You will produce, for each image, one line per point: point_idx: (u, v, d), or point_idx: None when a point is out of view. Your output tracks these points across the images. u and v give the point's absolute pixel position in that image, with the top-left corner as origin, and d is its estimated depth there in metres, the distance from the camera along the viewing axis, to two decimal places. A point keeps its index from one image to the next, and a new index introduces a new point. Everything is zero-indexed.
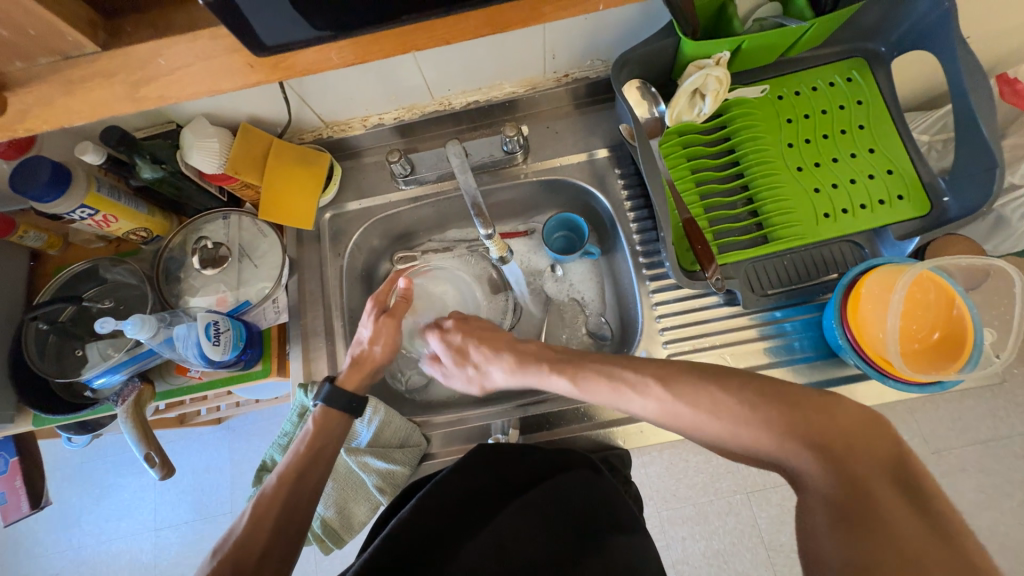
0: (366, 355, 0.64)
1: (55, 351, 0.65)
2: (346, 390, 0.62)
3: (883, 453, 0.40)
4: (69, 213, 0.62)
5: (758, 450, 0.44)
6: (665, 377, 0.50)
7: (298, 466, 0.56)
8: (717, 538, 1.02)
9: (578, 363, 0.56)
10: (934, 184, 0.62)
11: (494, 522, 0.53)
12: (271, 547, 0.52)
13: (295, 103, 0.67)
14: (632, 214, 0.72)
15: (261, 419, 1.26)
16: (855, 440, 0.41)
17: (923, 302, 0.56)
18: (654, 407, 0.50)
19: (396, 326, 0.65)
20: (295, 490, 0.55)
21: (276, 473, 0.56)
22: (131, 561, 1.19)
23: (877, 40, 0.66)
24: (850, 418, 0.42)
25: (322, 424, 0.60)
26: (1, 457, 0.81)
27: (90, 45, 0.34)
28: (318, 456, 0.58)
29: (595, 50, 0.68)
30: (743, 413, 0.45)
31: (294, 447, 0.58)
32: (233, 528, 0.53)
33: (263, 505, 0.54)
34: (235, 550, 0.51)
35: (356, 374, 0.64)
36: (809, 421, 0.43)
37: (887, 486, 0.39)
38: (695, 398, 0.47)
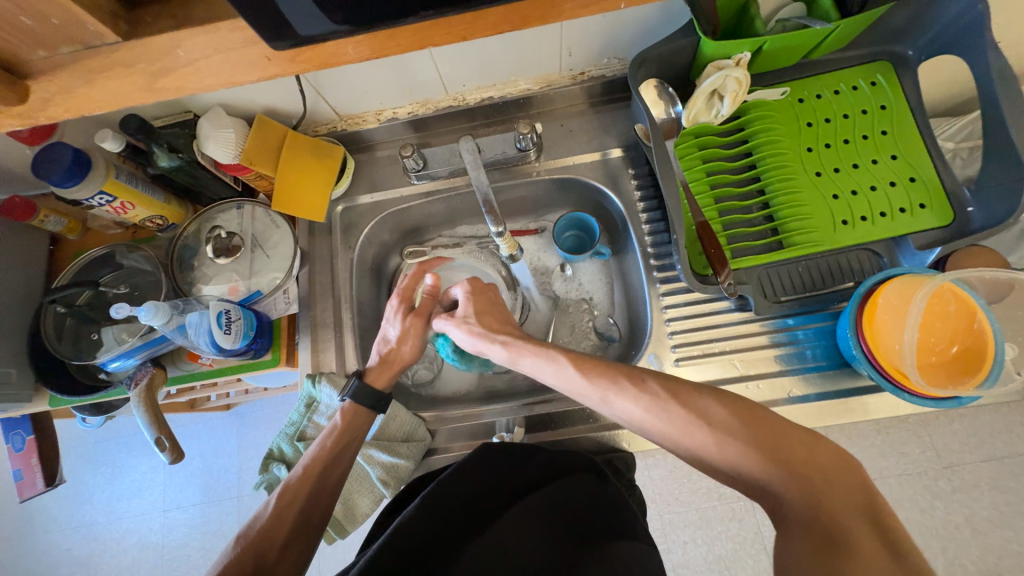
0: (394, 355, 0.65)
1: (72, 334, 0.67)
2: (378, 387, 0.63)
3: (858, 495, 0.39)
4: (88, 199, 0.63)
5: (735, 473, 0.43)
6: (659, 394, 0.48)
7: (324, 458, 0.57)
8: (719, 544, 1.02)
9: (583, 366, 0.53)
10: (958, 194, 0.60)
11: (495, 526, 0.53)
12: (293, 537, 0.52)
13: (310, 96, 0.68)
14: (644, 215, 0.71)
15: (269, 407, 1.28)
16: (834, 476, 0.40)
17: (943, 315, 0.55)
18: (645, 417, 0.48)
19: (423, 326, 0.66)
20: (319, 483, 0.56)
21: (300, 465, 0.57)
22: (140, 540, 1.22)
23: (905, 43, 0.64)
24: (826, 454, 0.41)
25: (348, 421, 0.60)
26: (18, 435, 0.83)
27: (110, 36, 0.34)
28: (344, 451, 0.58)
29: (612, 48, 0.67)
30: (724, 437, 0.44)
31: (319, 441, 0.58)
32: (258, 514, 0.54)
33: (287, 497, 0.54)
34: (257, 537, 0.51)
35: (385, 373, 0.64)
36: (786, 450, 0.42)
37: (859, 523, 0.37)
38: (675, 413, 0.46)
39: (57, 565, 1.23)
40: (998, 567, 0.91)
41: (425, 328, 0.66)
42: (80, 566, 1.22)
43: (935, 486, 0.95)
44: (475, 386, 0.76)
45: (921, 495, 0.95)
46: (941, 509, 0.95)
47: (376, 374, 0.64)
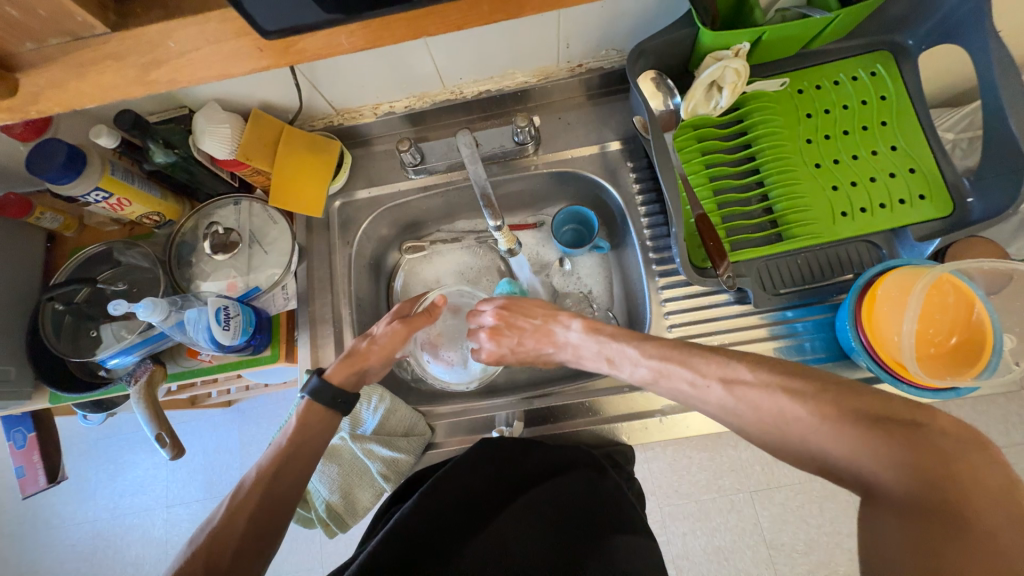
0: (361, 351, 0.64)
1: (71, 332, 0.67)
2: (332, 383, 0.61)
3: (991, 480, 0.35)
4: (84, 196, 0.62)
5: (831, 459, 0.42)
6: (729, 377, 0.50)
7: (274, 462, 0.56)
8: (719, 535, 1.02)
9: (637, 355, 0.57)
10: (957, 185, 0.60)
11: (494, 524, 0.54)
12: (244, 544, 0.52)
13: (306, 90, 0.67)
14: (643, 208, 0.71)
15: (270, 403, 1.28)
16: (962, 460, 0.36)
17: (942, 306, 0.55)
18: (724, 404, 0.49)
19: (407, 334, 0.66)
20: (271, 485, 0.55)
21: (254, 469, 0.56)
22: (144, 535, 1.23)
23: (905, 33, 0.63)
24: (949, 433, 0.38)
25: (302, 421, 0.60)
26: (20, 432, 0.84)
27: (100, 27, 0.33)
28: (297, 451, 0.58)
29: (610, 39, 0.66)
30: (816, 423, 0.43)
31: (274, 440, 0.58)
32: (210, 519, 0.54)
33: (239, 500, 0.54)
34: (207, 541, 0.51)
35: (344, 369, 0.62)
36: (892, 432, 0.39)
37: (992, 511, 0.33)
38: (757, 398, 0.47)
39: (61, 561, 1.24)
40: None
41: (405, 339, 0.65)
42: (85, 562, 1.23)
43: None
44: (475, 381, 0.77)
45: None
46: None
47: (332, 369, 0.62)
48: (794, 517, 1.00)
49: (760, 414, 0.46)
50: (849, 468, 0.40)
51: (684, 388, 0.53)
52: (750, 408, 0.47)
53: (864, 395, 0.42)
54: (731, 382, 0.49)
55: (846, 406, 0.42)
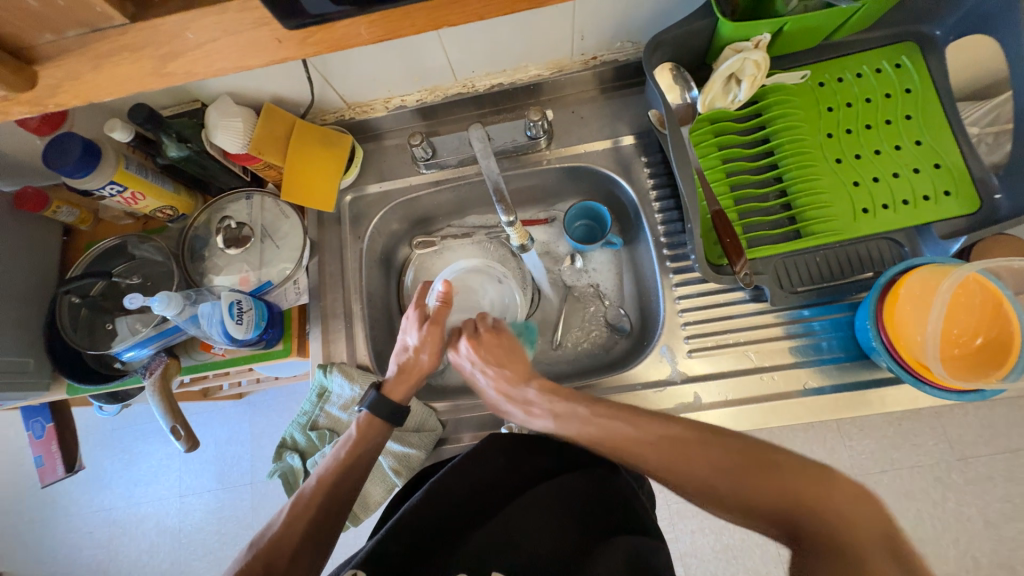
0: (411, 363, 0.63)
1: (88, 324, 0.68)
2: (394, 400, 0.61)
3: (875, 527, 0.39)
4: (99, 190, 0.63)
5: (754, 505, 0.44)
6: (670, 433, 0.49)
7: (335, 474, 0.57)
8: (727, 533, 1.02)
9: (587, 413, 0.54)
10: (985, 180, 0.58)
11: (500, 515, 0.53)
12: (304, 547, 0.53)
13: (318, 83, 0.67)
14: (657, 204, 0.70)
15: (281, 395, 1.29)
16: (843, 507, 0.40)
17: (966, 306, 0.53)
18: (654, 456, 0.48)
19: (440, 335, 0.63)
20: (330, 496, 0.56)
21: (314, 478, 0.57)
22: (158, 524, 1.25)
23: (933, 23, 0.61)
24: (835, 484, 0.42)
25: (363, 433, 0.60)
26: (38, 422, 0.85)
27: (117, 17, 0.32)
28: (357, 461, 0.58)
29: (625, 31, 0.65)
30: (731, 462, 0.46)
31: (336, 452, 0.58)
32: (270, 523, 0.55)
33: (299, 507, 0.55)
34: (267, 547, 0.52)
35: (402, 385, 0.62)
36: (765, 479, 0.44)
37: (877, 551, 0.38)
38: (693, 457, 0.47)
39: (79, 547, 1.27)
40: (1011, 561, 0.90)
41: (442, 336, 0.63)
42: (101, 548, 1.26)
43: (947, 478, 0.94)
44: None
45: (934, 486, 0.94)
46: (953, 501, 0.94)
47: (393, 385, 0.62)
48: None
49: (680, 463, 0.47)
50: (770, 515, 0.43)
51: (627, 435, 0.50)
52: (684, 460, 0.47)
53: (774, 453, 0.45)
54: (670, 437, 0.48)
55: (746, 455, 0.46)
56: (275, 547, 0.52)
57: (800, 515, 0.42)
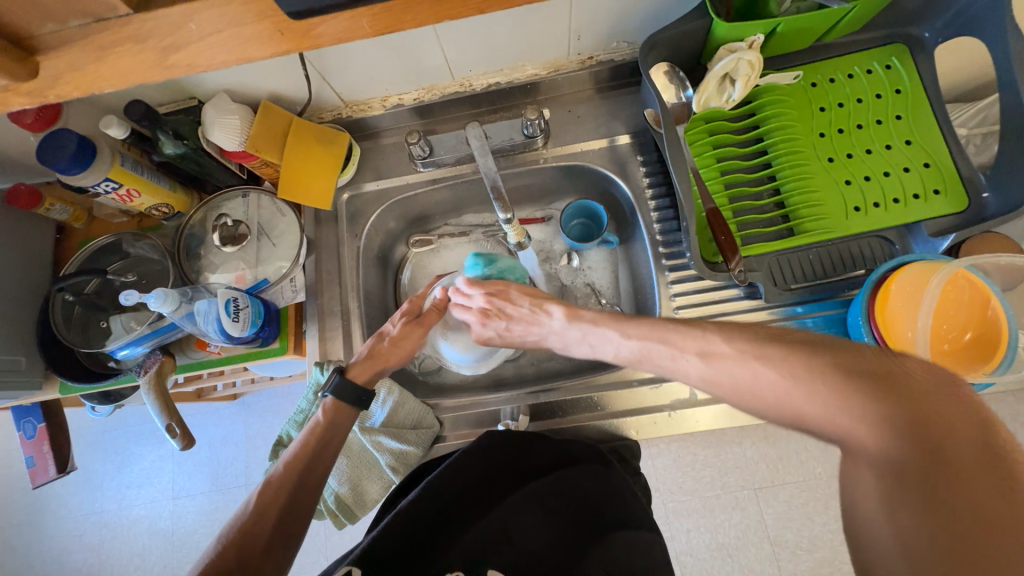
0: (380, 349, 0.63)
1: (81, 322, 0.67)
2: (354, 383, 0.60)
3: (970, 428, 0.30)
4: (94, 186, 0.63)
5: (810, 422, 0.36)
6: (706, 349, 0.44)
7: (303, 458, 0.56)
8: (723, 532, 1.02)
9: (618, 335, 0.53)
10: (973, 179, 0.59)
11: (496, 510, 0.54)
12: (275, 536, 0.52)
13: (315, 81, 0.67)
14: (653, 202, 0.70)
15: (276, 396, 1.29)
16: (940, 415, 0.31)
17: (956, 301, 0.54)
18: (699, 370, 0.44)
19: (422, 335, 0.65)
20: (299, 482, 0.55)
21: (280, 463, 0.56)
22: (150, 527, 1.24)
23: (922, 25, 0.62)
24: (912, 381, 0.33)
25: (330, 419, 0.59)
26: (30, 422, 0.84)
27: (123, 8, 0.32)
28: (324, 448, 0.57)
29: (622, 31, 0.66)
30: (795, 368, 0.37)
31: (301, 436, 0.57)
32: (239, 513, 0.53)
33: (267, 494, 0.53)
34: (238, 536, 0.51)
35: (368, 368, 0.62)
36: (857, 385, 0.34)
37: (971, 459, 0.29)
38: (734, 371, 0.41)
39: (69, 551, 1.25)
40: None
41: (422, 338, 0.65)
42: (92, 552, 1.24)
43: None
44: (482, 374, 0.76)
45: None
46: None
47: (354, 370, 0.61)
48: (798, 514, 1.00)
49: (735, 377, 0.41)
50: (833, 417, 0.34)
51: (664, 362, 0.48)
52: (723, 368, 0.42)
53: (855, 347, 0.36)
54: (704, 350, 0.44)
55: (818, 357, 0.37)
56: (245, 538, 0.51)
57: (884, 433, 0.32)
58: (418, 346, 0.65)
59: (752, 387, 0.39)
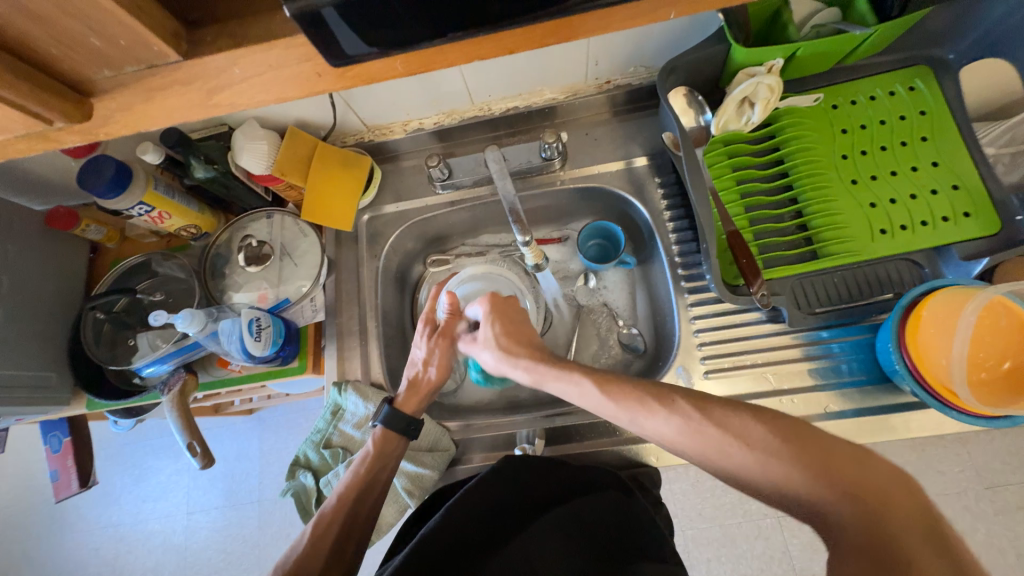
0: (421, 377, 0.64)
1: (110, 339, 0.69)
2: (405, 412, 0.62)
3: (914, 514, 0.35)
4: (128, 210, 0.65)
5: (788, 497, 0.39)
6: (704, 404, 0.44)
7: (355, 489, 0.57)
8: (745, 562, 0.98)
9: (585, 372, 0.52)
10: (1006, 202, 0.58)
11: (515, 543, 0.52)
12: (332, 570, 0.52)
13: (341, 109, 0.70)
14: (671, 224, 0.70)
15: (291, 412, 1.30)
16: (888, 497, 0.36)
17: (993, 329, 0.52)
18: (679, 425, 0.44)
19: (450, 346, 0.65)
20: (352, 515, 0.56)
21: (333, 496, 0.57)
22: (164, 542, 1.24)
23: (946, 47, 0.62)
24: (885, 472, 0.37)
25: (381, 449, 0.59)
26: (56, 437, 0.86)
27: (173, 55, 0.33)
28: (376, 478, 0.58)
29: (638, 57, 0.67)
30: (777, 446, 0.40)
31: (353, 468, 0.58)
32: (291, 549, 0.54)
33: (322, 527, 0.54)
34: (292, 572, 0.51)
35: (414, 397, 0.63)
36: (836, 468, 0.38)
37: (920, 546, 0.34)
38: (727, 421, 0.42)
39: (85, 564, 1.27)
40: None
41: (452, 348, 0.65)
42: (107, 565, 1.25)
43: (975, 508, 0.91)
44: (498, 395, 0.76)
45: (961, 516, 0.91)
46: (982, 531, 0.90)
47: (405, 398, 0.63)
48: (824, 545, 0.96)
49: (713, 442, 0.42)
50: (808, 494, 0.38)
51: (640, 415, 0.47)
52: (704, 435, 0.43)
53: (818, 431, 0.40)
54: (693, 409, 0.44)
55: (800, 437, 0.40)
56: (298, 568, 0.52)
57: (856, 519, 0.36)
58: (451, 358, 0.65)
59: (732, 452, 0.41)
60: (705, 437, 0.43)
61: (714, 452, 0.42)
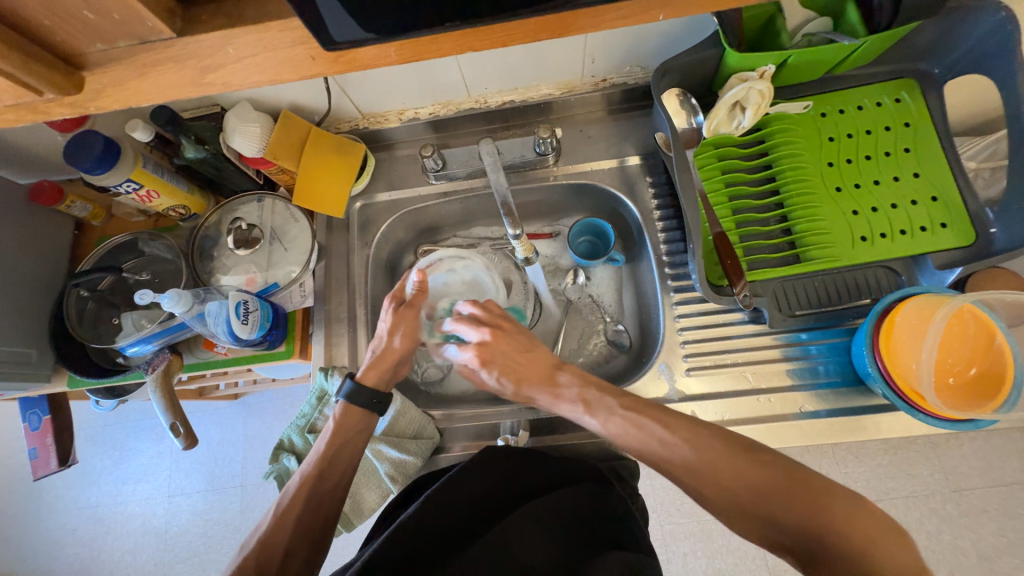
0: (386, 349, 0.61)
1: (93, 317, 0.68)
2: (367, 385, 0.59)
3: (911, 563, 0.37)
4: (115, 186, 0.64)
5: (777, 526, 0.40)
6: (695, 439, 0.45)
7: (319, 465, 0.55)
8: (720, 557, 1.01)
9: (613, 403, 0.50)
10: (980, 215, 0.60)
11: (500, 525, 0.53)
12: (296, 544, 0.52)
13: (335, 94, 0.69)
14: (660, 224, 0.71)
15: (276, 398, 1.29)
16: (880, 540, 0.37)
17: (961, 336, 0.54)
18: (679, 463, 0.45)
19: (415, 319, 0.62)
20: (316, 489, 0.55)
21: (298, 474, 0.55)
22: (144, 525, 1.24)
23: (931, 61, 0.63)
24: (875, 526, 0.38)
25: (341, 423, 0.58)
26: (36, 414, 0.85)
27: (167, 32, 0.33)
28: (338, 454, 0.57)
29: (635, 56, 0.68)
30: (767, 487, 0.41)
31: (316, 445, 0.57)
32: (258, 526, 0.53)
33: (286, 504, 0.53)
34: (257, 547, 0.51)
35: (375, 371, 0.60)
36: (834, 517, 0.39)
37: None
38: (722, 461, 0.43)
39: (62, 545, 1.25)
40: None
41: (417, 320, 0.61)
42: (84, 546, 1.24)
43: (942, 510, 0.94)
44: (484, 386, 0.77)
45: (928, 518, 0.94)
46: (948, 534, 0.93)
47: (365, 370, 0.60)
48: None
49: (720, 475, 0.43)
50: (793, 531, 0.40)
51: (650, 443, 0.47)
52: (712, 468, 0.43)
53: (812, 474, 0.42)
54: (695, 439, 0.45)
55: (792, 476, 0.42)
56: (266, 543, 0.51)
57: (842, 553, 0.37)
58: (418, 330, 0.62)
59: (724, 493, 0.43)
60: (700, 476, 0.44)
61: (709, 497, 0.44)
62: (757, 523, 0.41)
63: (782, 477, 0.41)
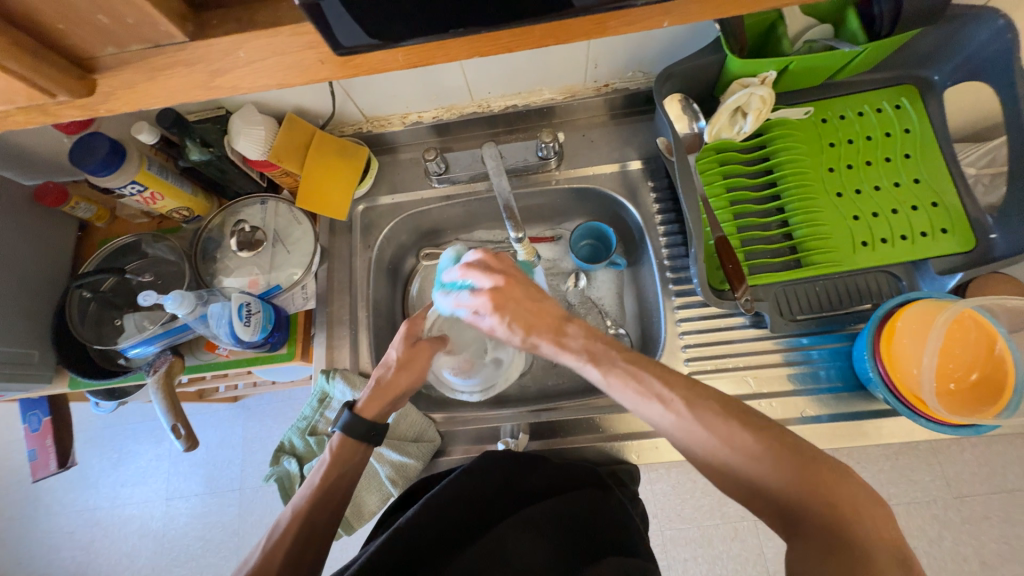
0: (389, 381, 0.60)
1: (95, 318, 0.69)
2: (366, 418, 0.58)
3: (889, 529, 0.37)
4: (120, 188, 0.64)
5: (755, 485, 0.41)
6: (694, 398, 0.45)
7: (313, 496, 0.54)
8: (721, 563, 1.00)
9: (615, 355, 0.50)
10: (980, 220, 0.60)
11: (496, 531, 0.53)
12: None
13: (339, 98, 0.70)
14: (662, 228, 0.72)
15: (276, 401, 1.29)
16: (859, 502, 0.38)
17: (962, 341, 0.54)
18: (673, 420, 0.45)
19: (428, 355, 0.62)
20: (310, 522, 0.52)
21: (291, 506, 0.54)
22: (142, 527, 1.23)
23: (931, 68, 0.64)
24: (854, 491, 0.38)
25: (339, 455, 0.57)
26: (36, 415, 0.85)
27: (179, 36, 0.33)
28: (335, 486, 0.55)
29: (636, 62, 0.68)
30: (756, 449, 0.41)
31: (311, 478, 0.55)
32: (247, 559, 0.51)
33: (275, 538, 0.51)
34: None
35: (376, 402, 0.59)
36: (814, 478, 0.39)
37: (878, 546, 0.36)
38: (713, 421, 0.43)
39: (59, 548, 1.25)
40: None
41: (430, 357, 0.62)
42: (81, 549, 1.23)
43: (944, 516, 0.94)
44: None
45: (929, 525, 0.94)
46: (950, 540, 0.93)
47: (366, 402, 0.59)
48: None
49: (707, 433, 0.43)
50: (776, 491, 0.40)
51: (646, 401, 0.47)
52: (704, 427, 0.43)
53: (793, 436, 0.42)
54: (692, 401, 0.45)
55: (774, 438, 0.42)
56: None
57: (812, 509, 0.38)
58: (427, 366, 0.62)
59: (719, 454, 0.43)
60: (692, 434, 0.44)
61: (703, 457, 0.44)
62: (742, 484, 0.42)
63: (766, 439, 0.41)
